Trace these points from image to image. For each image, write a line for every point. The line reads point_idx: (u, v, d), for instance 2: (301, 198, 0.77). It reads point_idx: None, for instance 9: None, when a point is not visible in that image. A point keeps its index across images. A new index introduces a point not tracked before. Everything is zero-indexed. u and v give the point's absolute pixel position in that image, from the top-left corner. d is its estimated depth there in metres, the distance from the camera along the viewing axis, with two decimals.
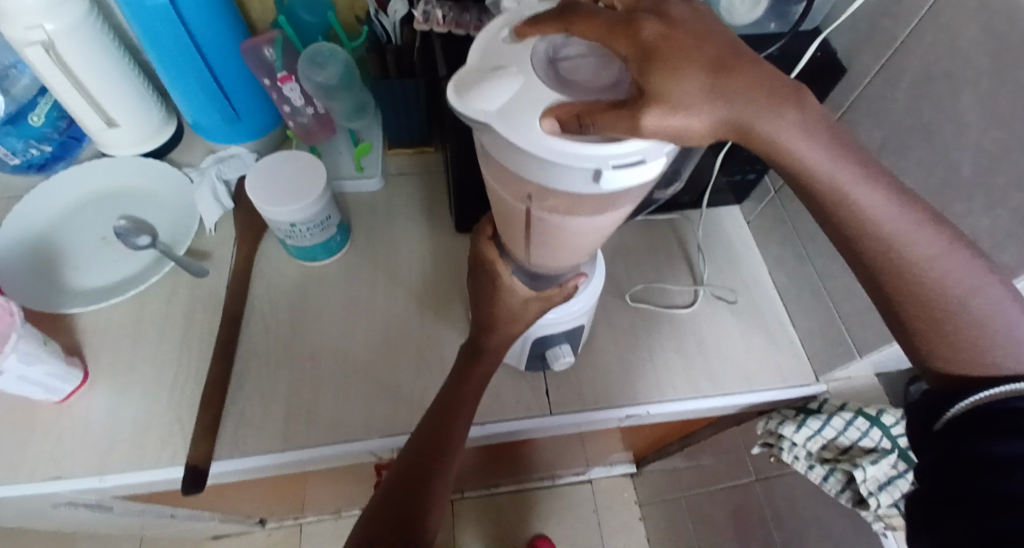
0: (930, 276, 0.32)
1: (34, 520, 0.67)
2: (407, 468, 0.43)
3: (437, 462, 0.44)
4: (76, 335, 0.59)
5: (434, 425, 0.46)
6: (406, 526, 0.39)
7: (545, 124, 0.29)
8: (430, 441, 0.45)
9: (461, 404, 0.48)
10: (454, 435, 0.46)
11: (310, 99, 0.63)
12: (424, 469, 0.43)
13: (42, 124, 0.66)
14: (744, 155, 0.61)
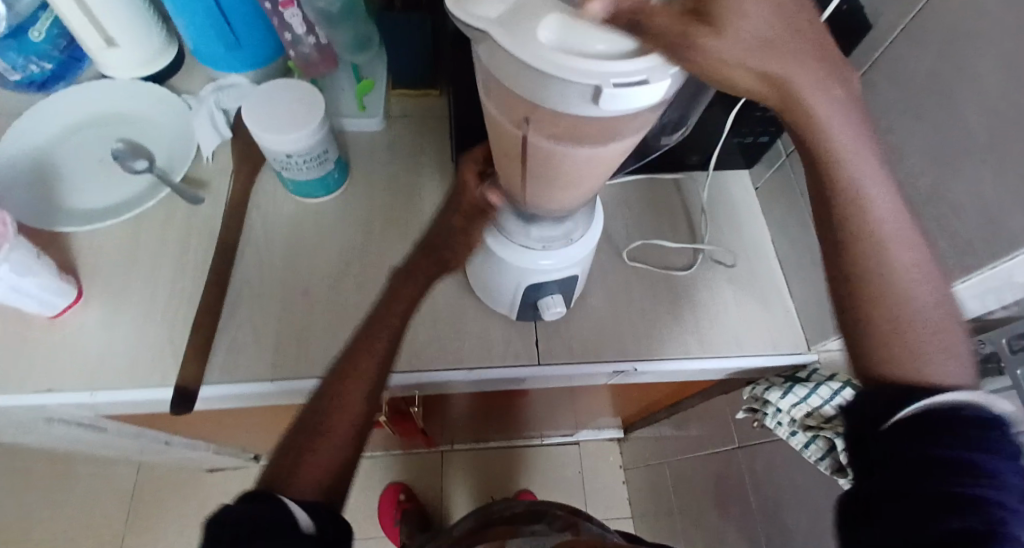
0: (870, 257, 0.37)
1: (30, 434, 0.69)
2: (332, 392, 0.45)
3: (360, 387, 0.46)
4: (71, 254, 0.59)
5: (362, 349, 0.47)
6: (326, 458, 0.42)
7: (546, 33, 0.27)
8: (357, 365, 0.46)
9: (391, 329, 0.48)
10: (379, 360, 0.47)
11: (312, 28, 0.61)
12: (349, 397, 0.45)
13: (41, 41, 0.64)
14: (756, 115, 0.59)
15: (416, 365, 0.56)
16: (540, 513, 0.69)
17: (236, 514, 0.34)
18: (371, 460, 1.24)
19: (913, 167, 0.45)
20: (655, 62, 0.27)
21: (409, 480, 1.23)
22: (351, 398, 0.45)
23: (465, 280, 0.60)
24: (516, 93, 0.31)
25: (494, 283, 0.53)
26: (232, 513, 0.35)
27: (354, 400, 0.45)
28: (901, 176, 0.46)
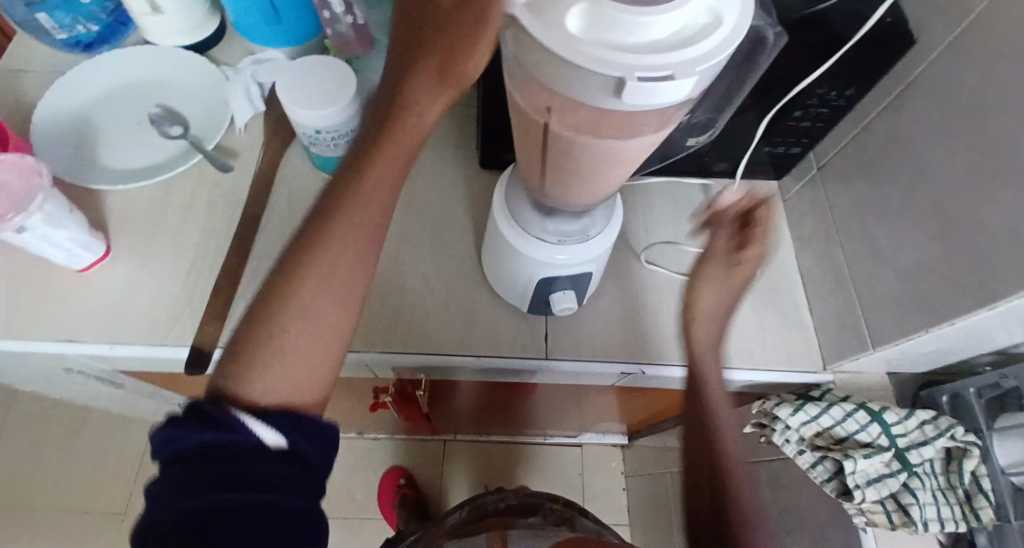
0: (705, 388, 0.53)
1: (49, 384, 0.71)
2: (286, 302, 0.39)
3: (323, 280, 0.40)
4: (103, 211, 0.61)
5: (316, 254, 0.40)
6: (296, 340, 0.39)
7: (575, 22, 0.27)
8: (315, 273, 0.40)
9: (352, 231, 0.41)
10: (346, 265, 0.41)
11: (350, 7, 0.63)
12: (308, 307, 0.39)
13: (89, 3, 0.66)
14: (790, 125, 0.58)
15: (426, 347, 0.57)
16: (536, 505, 0.70)
17: (189, 442, 0.33)
18: (374, 442, 1.25)
19: (949, 189, 0.44)
20: (685, 57, 0.26)
21: (409, 465, 1.24)
22: (317, 310, 0.39)
23: (480, 268, 0.61)
24: (535, 79, 0.31)
25: (508, 273, 0.53)
26: (184, 438, 0.34)
27: (321, 312, 0.40)
28: (938, 198, 0.45)
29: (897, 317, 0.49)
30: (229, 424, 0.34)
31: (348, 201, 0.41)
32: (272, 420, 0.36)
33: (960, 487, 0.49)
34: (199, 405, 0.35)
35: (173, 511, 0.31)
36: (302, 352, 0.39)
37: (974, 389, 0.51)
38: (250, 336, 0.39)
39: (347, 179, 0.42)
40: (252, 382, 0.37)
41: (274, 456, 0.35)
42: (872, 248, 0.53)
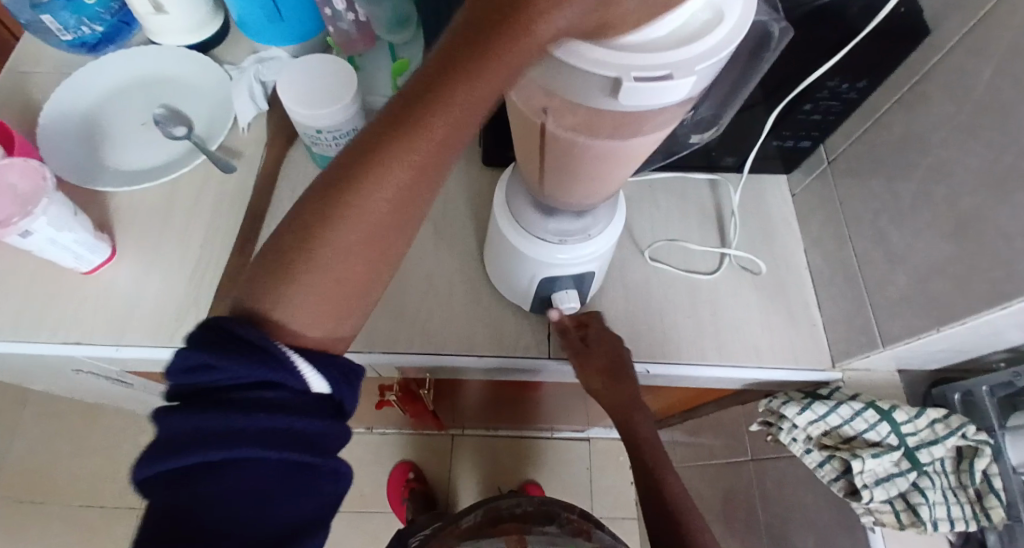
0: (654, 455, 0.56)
1: (61, 382, 0.72)
2: (314, 246, 0.32)
3: (368, 226, 0.32)
4: (109, 212, 0.61)
5: (347, 212, 0.31)
6: (329, 282, 0.33)
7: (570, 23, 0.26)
8: (345, 221, 0.31)
9: (400, 196, 0.31)
10: (382, 223, 0.32)
11: (352, 4, 0.62)
12: (345, 251, 0.32)
13: (94, 3, 0.65)
14: (800, 119, 0.56)
15: (429, 347, 0.57)
16: (553, 514, 0.70)
17: (227, 373, 0.29)
18: (383, 437, 1.26)
19: (963, 187, 0.43)
20: (684, 56, 0.26)
21: (417, 460, 1.24)
22: (345, 267, 0.33)
23: (484, 267, 0.60)
24: (531, 81, 0.30)
25: (510, 273, 0.53)
26: (218, 368, 0.29)
27: (349, 268, 0.33)
28: (951, 195, 0.44)
29: (908, 316, 0.48)
30: (274, 361, 0.31)
31: (391, 152, 0.29)
32: (318, 363, 0.33)
33: (971, 486, 0.49)
34: (231, 327, 0.31)
35: (206, 444, 0.28)
36: (333, 301, 0.34)
37: (986, 387, 0.50)
38: (292, 235, 0.33)
39: (390, 133, 0.29)
40: (282, 312, 0.33)
41: (319, 403, 0.32)
42: (881, 246, 0.52)
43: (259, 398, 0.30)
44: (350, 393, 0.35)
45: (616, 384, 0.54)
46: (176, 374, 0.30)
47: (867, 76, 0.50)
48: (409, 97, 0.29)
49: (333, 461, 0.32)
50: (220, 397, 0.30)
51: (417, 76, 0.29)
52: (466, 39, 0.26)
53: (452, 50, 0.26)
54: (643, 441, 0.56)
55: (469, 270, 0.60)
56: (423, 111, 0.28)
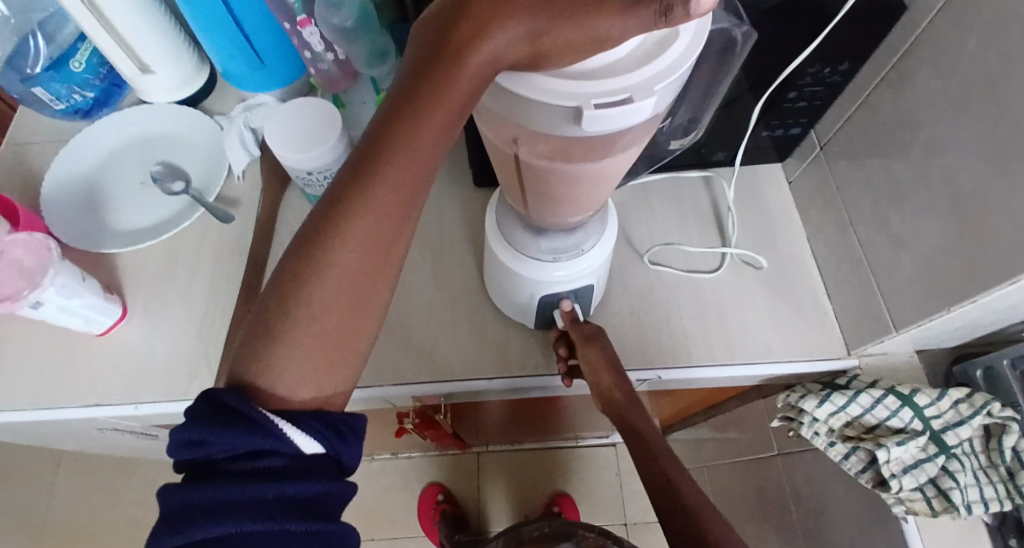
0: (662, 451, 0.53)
1: (87, 442, 0.73)
2: (298, 298, 0.32)
3: (348, 273, 0.32)
4: (116, 272, 0.63)
5: (325, 263, 0.32)
6: (319, 338, 0.33)
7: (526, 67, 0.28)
8: (324, 274, 0.32)
9: (377, 234, 0.32)
10: (360, 272, 0.32)
11: (330, 45, 0.63)
12: (329, 302, 0.32)
13: (82, 71, 0.67)
14: (786, 108, 0.56)
15: (439, 376, 0.57)
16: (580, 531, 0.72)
17: (219, 445, 0.31)
18: (409, 461, 1.26)
19: (958, 163, 0.42)
20: (640, 79, 0.27)
21: (445, 481, 1.24)
22: (327, 321, 0.33)
23: (485, 289, 0.60)
24: (501, 116, 0.32)
25: (510, 294, 0.53)
26: (211, 441, 0.30)
27: (333, 322, 0.33)
28: (947, 172, 0.43)
29: (917, 297, 0.47)
30: (264, 429, 0.31)
31: (360, 197, 0.31)
32: (309, 425, 0.33)
33: (1002, 465, 0.47)
34: (224, 397, 0.32)
35: (203, 519, 0.30)
36: (322, 360, 0.34)
37: (1008, 360, 0.48)
38: (274, 300, 0.33)
39: (355, 178, 0.31)
40: (274, 371, 0.33)
41: (315, 464, 0.33)
42: (884, 229, 0.51)
43: (252, 468, 0.31)
44: (348, 449, 0.35)
45: (623, 383, 0.52)
46: (179, 449, 0.32)
47: (847, 58, 0.49)
48: (367, 145, 0.30)
49: (332, 524, 0.32)
50: (218, 469, 0.31)
51: (372, 127, 0.30)
52: (415, 80, 0.28)
53: (403, 92, 0.29)
54: None
55: (471, 293, 0.61)
56: (383, 153, 0.30)
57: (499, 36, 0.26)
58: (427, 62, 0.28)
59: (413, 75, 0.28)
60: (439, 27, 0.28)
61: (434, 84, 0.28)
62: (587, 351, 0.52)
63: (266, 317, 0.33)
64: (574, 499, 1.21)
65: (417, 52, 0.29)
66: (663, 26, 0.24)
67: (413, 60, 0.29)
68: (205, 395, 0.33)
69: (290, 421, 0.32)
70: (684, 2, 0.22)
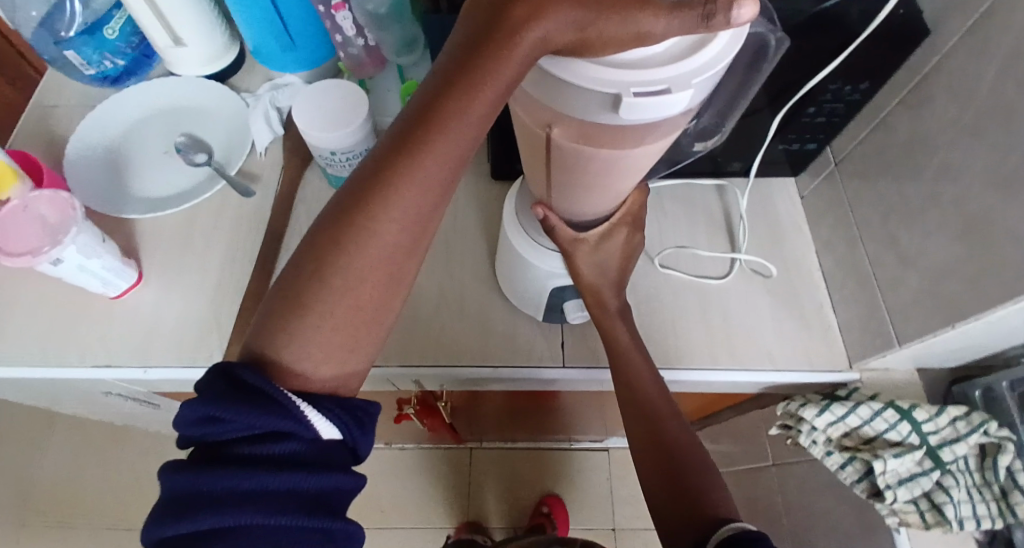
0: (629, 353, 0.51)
1: (90, 404, 0.74)
2: (333, 268, 0.33)
3: (384, 245, 0.33)
4: (134, 238, 0.64)
5: (362, 234, 0.33)
6: (350, 305, 0.34)
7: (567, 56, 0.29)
8: (363, 244, 0.33)
9: (417, 206, 0.33)
10: (397, 244, 0.34)
11: (361, 30, 0.64)
12: (364, 273, 0.33)
13: (115, 38, 0.68)
14: (804, 122, 0.57)
15: (445, 359, 0.58)
16: None
17: (235, 425, 0.31)
18: (399, 451, 1.26)
19: (971, 187, 0.43)
20: (682, 71, 0.28)
21: (435, 474, 1.25)
22: (359, 292, 0.34)
23: (496, 279, 0.61)
24: (537, 99, 0.33)
25: (522, 283, 0.54)
26: (227, 419, 0.31)
27: (366, 293, 0.34)
28: (960, 193, 0.44)
29: (921, 314, 0.48)
30: (284, 411, 0.32)
31: (404, 171, 0.32)
32: (326, 409, 0.34)
33: (996, 483, 0.48)
34: (242, 375, 0.32)
35: (212, 507, 0.30)
36: (349, 330, 0.35)
37: (1006, 382, 0.49)
38: (305, 268, 0.34)
39: (399, 150, 0.32)
40: (297, 339, 0.34)
41: (330, 450, 0.34)
42: (892, 245, 0.52)
43: (267, 452, 0.31)
44: (364, 436, 0.36)
45: (603, 287, 0.51)
46: (191, 425, 0.32)
47: (868, 77, 0.50)
48: (412, 121, 0.32)
49: (342, 522, 0.33)
50: (230, 452, 0.31)
51: (417, 104, 0.32)
52: (466, 56, 0.29)
53: (452, 71, 0.30)
54: (626, 353, 0.51)
55: (482, 284, 0.61)
56: (431, 128, 0.31)
57: (551, 21, 0.27)
58: (478, 44, 0.29)
59: (464, 54, 0.30)
60: (494, 11, 0.29)
61: (483, 66, 0.29)
62: (636, 238, 0.52)
63: (296, 283, 0.34)
64: (564, 501, 1.22)
65: (468, 34, 0.30)
66: (702, 32, 0.26)
67: (467, 38, 0.30)
68: (219, 368, 0.33)
69: (308, 404, 0.33)
70: (728, 9, 0.25)
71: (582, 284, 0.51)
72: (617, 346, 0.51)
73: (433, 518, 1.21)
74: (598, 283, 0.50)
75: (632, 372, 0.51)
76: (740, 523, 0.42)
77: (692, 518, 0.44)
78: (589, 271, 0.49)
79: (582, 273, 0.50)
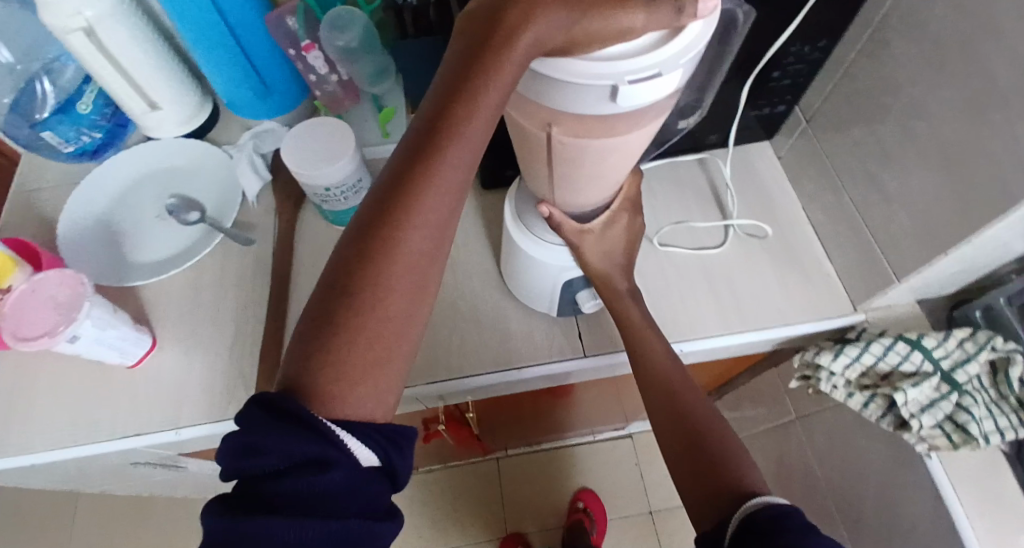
0: (644, 331, 0.53)
1: (120, 476, 0.74)
2: (364, 282, 0.34)
3: (411, 254, 0.35)
4: (143, 304, 0.64)
5: (389, 246, 0.34)
6: (386, 317, 0.35)
7: (558, 57, 0.31)
8: (391, 256, 0.34)
9: (437, 212, 0.34)
10: (422, 253, 0.35)
11: (334, 66, 0.66)
12: (394, 284, 0.35)
13: (89, 112, 0.68)
14: (772, 86, 0.60)
15: (471, 369, 0.59)
16: None
17: (276, 456, 0.31)
18: (429, 474, 1.26)
19: (941, 120, 0.45)
20: (668, 54, 0.30)
21: (467, 490, 1.25)
22: (391, 305, 0.35)
23: (506, 284, 0.63)
24: (533, 100, 0.35)
25: (534, 282, 0.56)
26: (268, 451, 0.31)
27: (398, 305, 0.35)
28: (933, 130, 0.47)
29: (915, 247, 0.51)
30: (322, 437, 0.32)
31: (422, 180, 0.33)
32: (362, 434, 0.34)
33: (1012, 395, 0.50)
34: (279, 404, 0.33)
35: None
36: (385, 347, 0.35)
37: (1005, 297, 0.53)
38: (337, 288, 0.35)
39: (414, 160, 0.33)
40: (339, 366, 0.34)
41: (368, 478, 0.33)
42: (875, 188, 0.54)
43: (305, 485, 0.31)
44: (402, 457, 0.36)
45: (613, 272, 0.53)
46: (235, 461, 0.32)
47: (825, 35, 0.53)
48: (422, 134, 0.33)
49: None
50: (271, 487, 0.31)
51: (424, 118, 0.33)
52: (467, 62, 0.31)
53: (454, 81, 0.32)
54: (636, 325, 0.53)
55: (493, 291, 0.63)
56: (441, 138, 0.32)
57: (542, 22, 0.29)
58: (478, 50, 0.31)
59: (465, 61, 0.31)
60: (489, 18, 0.31)
61: (484, 70, 0.30)
62: (636, 223, 0.54)
63: (329, 302, 0.35)
64: (598, 493, 1.23)
65: (466, 43, 0.32)
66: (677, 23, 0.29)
67: (465, 46, 0.31)
68: (255, 401, 0.34)
69: (345, 430, 0.33)
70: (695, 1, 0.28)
71: (591, 271, 0.52)
72: (631, 325, 0.53)
73: (473, 534, 1.22)
74: (606, 269, 0.52)
75: (640, 338, 0.53)
76: (762, 498, 0.41)
77: (710, 504, 0.44)
78: (597, 259, 0.51)
79: (590, 260, 0.51)
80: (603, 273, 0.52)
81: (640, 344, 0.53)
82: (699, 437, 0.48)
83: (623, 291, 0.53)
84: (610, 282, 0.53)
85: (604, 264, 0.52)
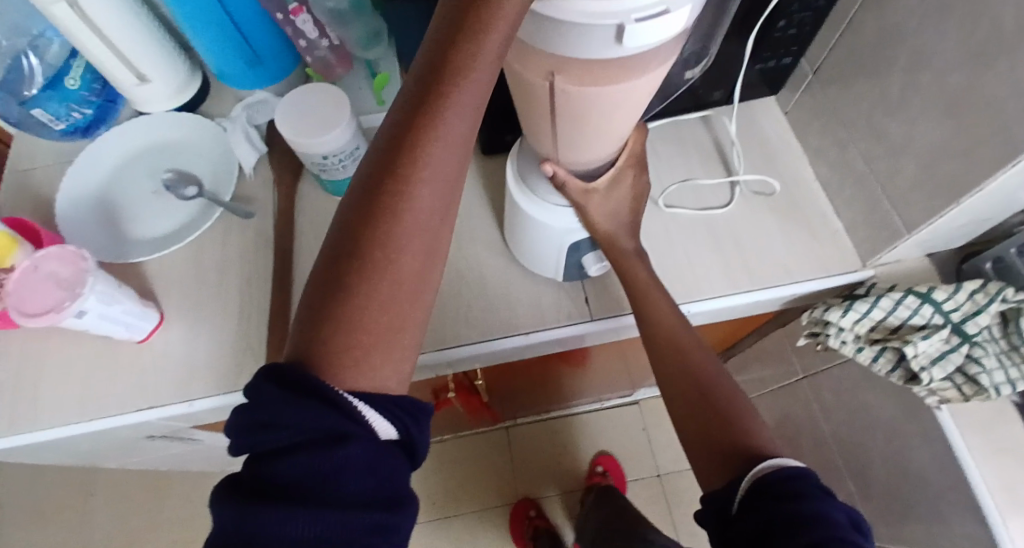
0: (651, 292, 0.52)
1: (135, 452, 0.74)
2: (373, 242, 0.34)
3: (420, 210, 0.34)
4: (145, 281, 0.64)
5: (398, 203, 0.33)
6: (398, 278, 0.34)
7: None
8: (399, 213, 0.34)
9: (445, 164, 0.34)
10: (432, 209, 0.34)
11: (323, 30, 0.63)
12: (405, 242, 0.34)
13: (78, 87, 0.67)
14: (777, 37, 0.58)
15: (477, 335, 0.58)
16: None
17: (289, 430, 0.31)
18: (440, 444, 1.28)
19: (947, 66, 0.44)
20: None
21: (478, 458, 1.27)
22: (402, 265, 0.34)
23: (509, 250, 0.62)
24: (534, 48, 0.34)
25: (538, 246, 0.55)
26: (282, 425, 0.31)
27: (410, 266, 0.34)
28: (940, 76, 0.45)
29: (924, 199, 0.50)
30: (336, 409, 0.31)
31: (429, 130, 0.33)
32: (379, 405, 0.34)
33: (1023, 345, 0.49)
34: (292, 377, 0.32)
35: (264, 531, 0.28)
36: (396, 311, 0.35)
37: (1015, 249, 0.50)
38: (345, 251, 0.34)
39: (419, 111, 0.33)
40: (347, 331, 0.34)
41: (386, 447, 0.33)
42: (882, 140, 0.53)
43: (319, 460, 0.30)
44: (418, 426, 0.36)
45: (617, 232, 0.52)
46: (248, 434, 0.32)
47: None
48: (424, 84, 0.33)
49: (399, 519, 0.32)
50: (283, 463, 0.30)
51: (424, 69, 0.33)
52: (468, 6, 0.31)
53: (455, 25, 0.31)
54: (644, 287, 0.52)
55: (497, 257, 0.62)
56: (445, 86, 0.32)
57: None
58: None
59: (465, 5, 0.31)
60: None
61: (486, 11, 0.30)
62: (641, 181, 0.53)
63: (338, 266, 0.34)
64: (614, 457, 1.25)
65: None
66: None
67: None
68: (264, 374, 0.33)
69: (361, 400, 0.33)
70: None
71: (595, 232, 0.51)
72: (638, 286, 0.53)
73: (486, 500, 1.24)
74: (610, 230, 0.51)
75: (646, 298, 0.52)
76: (772, 461, 0.40)
77: (723, 462, 0.44)
78: (602, 219, 0.50)
79: (594, 219, 0.50)
80: (608, 233, 0.51)
81: (648, 306, 0.52)
82: (708, 397, 0.48)
83: (627, 252, 0.52)
84: (615, 242, 0.52)
85: (608, 224, 0.51)
